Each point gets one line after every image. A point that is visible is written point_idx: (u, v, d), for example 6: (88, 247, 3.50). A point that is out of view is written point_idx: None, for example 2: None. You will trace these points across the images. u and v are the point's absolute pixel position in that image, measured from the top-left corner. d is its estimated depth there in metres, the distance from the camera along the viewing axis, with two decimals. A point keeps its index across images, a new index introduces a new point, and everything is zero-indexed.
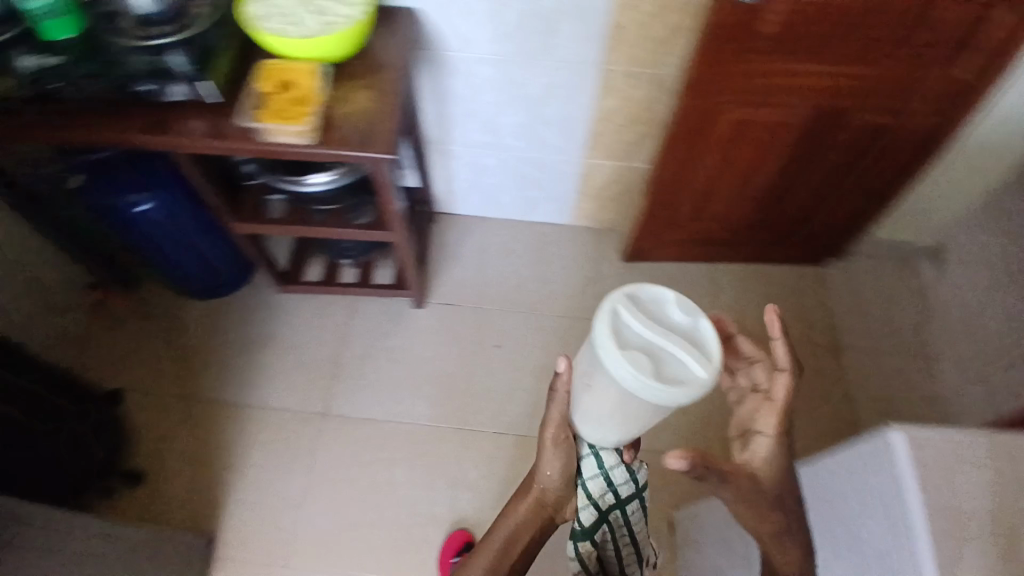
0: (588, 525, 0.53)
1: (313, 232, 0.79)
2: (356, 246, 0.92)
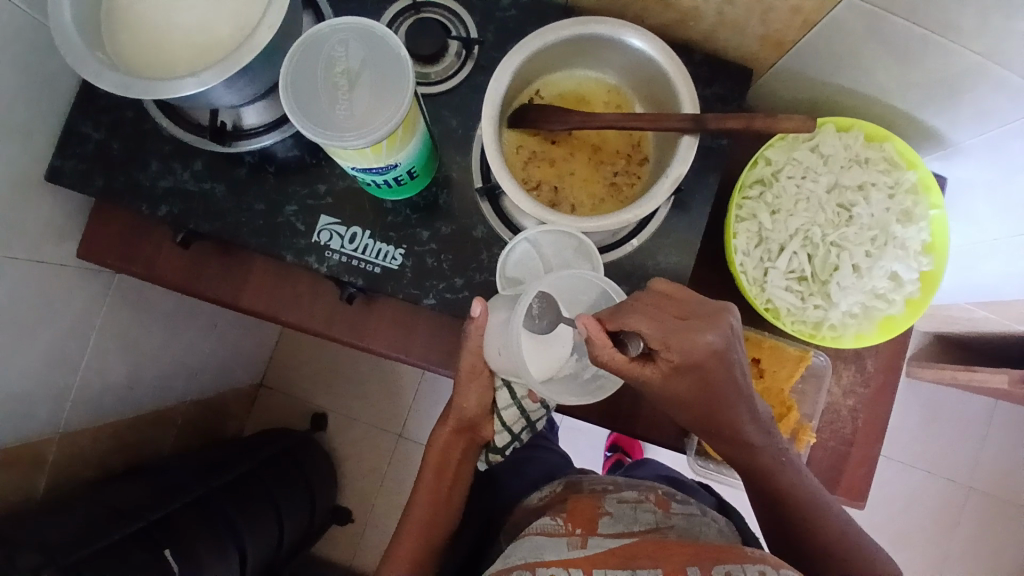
0: (502, 444, 0.77)
1: (707, 546, 0.62)
2: (702, 508, 0.76)
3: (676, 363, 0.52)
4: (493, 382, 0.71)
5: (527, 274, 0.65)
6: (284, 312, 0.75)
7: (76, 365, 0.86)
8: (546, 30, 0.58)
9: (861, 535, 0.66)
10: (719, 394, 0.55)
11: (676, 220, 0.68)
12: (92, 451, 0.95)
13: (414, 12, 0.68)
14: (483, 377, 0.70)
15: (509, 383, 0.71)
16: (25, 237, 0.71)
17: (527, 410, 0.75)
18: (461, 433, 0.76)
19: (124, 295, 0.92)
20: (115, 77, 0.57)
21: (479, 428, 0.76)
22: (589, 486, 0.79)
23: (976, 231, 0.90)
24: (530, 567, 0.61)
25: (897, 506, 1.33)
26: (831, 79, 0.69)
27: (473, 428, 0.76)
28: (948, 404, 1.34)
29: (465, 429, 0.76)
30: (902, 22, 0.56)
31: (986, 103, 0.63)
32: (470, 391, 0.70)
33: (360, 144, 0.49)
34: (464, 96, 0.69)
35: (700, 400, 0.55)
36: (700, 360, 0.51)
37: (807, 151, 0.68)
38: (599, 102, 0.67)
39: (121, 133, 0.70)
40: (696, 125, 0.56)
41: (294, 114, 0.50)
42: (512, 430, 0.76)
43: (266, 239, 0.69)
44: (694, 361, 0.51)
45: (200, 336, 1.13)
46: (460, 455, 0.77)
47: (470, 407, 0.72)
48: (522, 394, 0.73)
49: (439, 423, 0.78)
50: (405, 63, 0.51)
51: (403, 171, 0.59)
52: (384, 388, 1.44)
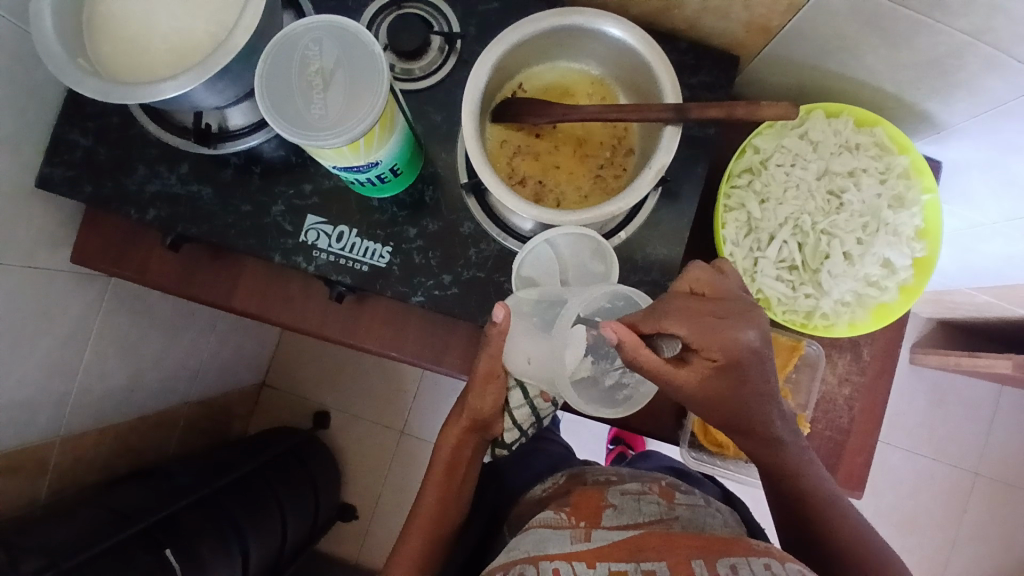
0: (509, 441, 0.78)
1: (715, 538, 0.62)
2: (707, 498, 0.76)
3: (715, 361, 0.52)
4: (506, 383, 0.70)
5: (543, 274, 0.64)
6: (279, 312, 0.75)
7: (77, 370, 0.87)
8: (524, 23, 0.58)
9: (879, 543, 0.64)
10: (752, 389, 0.55)
11: (666, 211, 0.68)
12: (96, 454, 0.97)
13: (395, 8, 0.68)
14: (498, 380, 0.69)
15: (522, 383, 0.71)
16: (17, 247, 0.71)
17: (539, 409, 0.74)
18: (473, 432, 0.76)
19: (122, 300, 0.92)
20: (95, 84, 0.57)
21: (491, 427, 0.75)
22: (604, 474, 0.79)
23: (975, 214, 0.88)
24: (533, 561, 0.61)
25: (904, 493, 1.32)
26: (819, 63, 0.67)
27: (485, 427, 0.75)
28: (951, 389, 1.32)
29: (477, 428, 0.75)
30: (886, 3, 0.55)
31: (978, 82, 0.62)
32: (484, 395, 0.70)
33: (337, 142, 0.49)
34: (448, 92, 0.69)
35: (733, 396, 0.56)
36: (742, 359, 0.52)
37: (796, 139, 0.68)
38: (583, 93, 0.66)
39: (108, 140, 0.70)
40: (678, 115, 0.56)
41: (269, 114, 0.50)
42: (522, 427, 0.76)
43: (255, 241, 0.69)
44: (733, 358, 0.51)
45: (199, 338, 1.14)
46: (470, 453, 0.77)
47: (483, 409, 0.71)
48: (534, 394, 0.72)
49: (450, 421, 0.77)
50: (379, 59, 0.51)
51: (385, 169, 0.59)
52: (385, 385, 1.44)
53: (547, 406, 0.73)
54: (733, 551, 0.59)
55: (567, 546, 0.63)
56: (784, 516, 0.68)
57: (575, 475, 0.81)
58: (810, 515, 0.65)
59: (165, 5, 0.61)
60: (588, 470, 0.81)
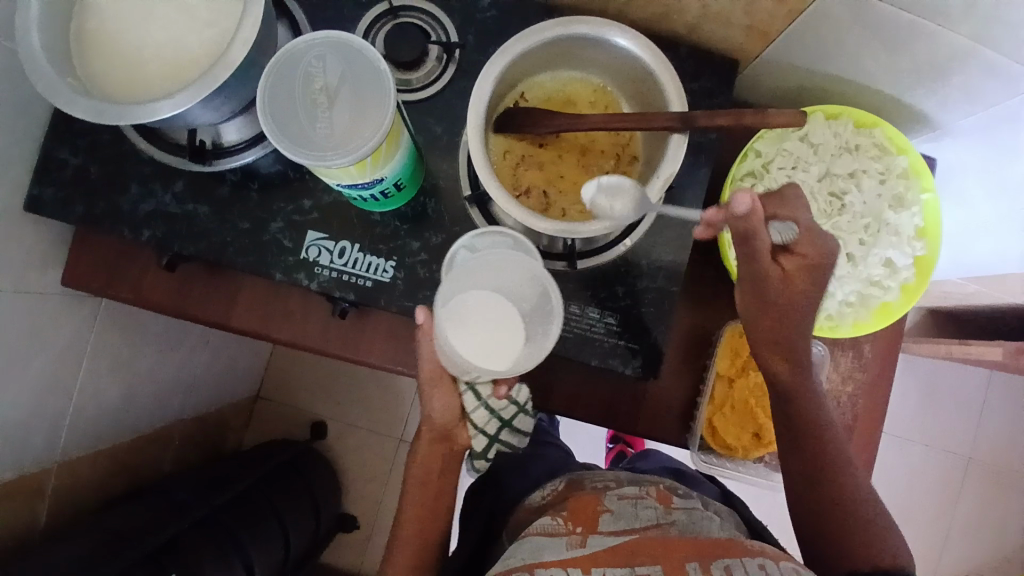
0: (480, 448, 0.74)
1: (707, 540, 0.62)
2: (705, 500, 0.76)
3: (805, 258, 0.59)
4: (456, 388, 0.69)
5: None
6: (276, 328, 0.74)
7: (71, 392, 0.84)
8: (528, 34, 0.57)
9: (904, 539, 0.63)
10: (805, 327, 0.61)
11: (668, 217, 0.68)
12: (93, 475, 0.94)
13: (392, 17, 0.67)
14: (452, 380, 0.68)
15: (474, 385, 0.69)
16: (6, 269, 0.69)
17: (498, 409, 0.71)
18: (439, 443, 0.73)
19: (113, 319, 0.90)
20: (86, 104, 0.55)
21: (455, 436, 0.73)
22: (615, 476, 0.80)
23: (967, 209, 0.89)
24: (530, 568, 0.60)
25: (896, 482, 1.35)
26: (818, 66, 0.67)
27: (449, 436, 0.72)
28: (941, 377, 1.35)
29: (441, 438, 0.73)
30: (888, 8, 0.54)
31: (974, 84, 0.62)
32: (434, 398, 0.69)
33: (343, 162, 0.48)
34: (448, 102, 0.68)
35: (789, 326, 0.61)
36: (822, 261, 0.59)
37: (797, 142, 0.68)
38: (585, 102, 0.66)
39: (99, 157, 0.68)
40: (685, 124, 0.55)
41: (273, 134, 0.49)
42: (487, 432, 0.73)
43: (254, 257, 0.68)
44: (825, 258, 0.59)
45: (192, 353, 1.12)
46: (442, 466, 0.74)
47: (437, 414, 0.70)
48: (488, 393, 0.70)
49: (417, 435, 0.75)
50: (385, 77, 0.50)
51: (389, 185, 0.58)
52: (381, 392, 1.43)
53: (503, 404, 0.70)
54: (729, 552, 0.60)
55: (564, 552, 0.63)
56: (808, 517, 0.66)
57: (576, 482, 0.81)
58: (835, 509, 0.64)
59: (156, 20, 0.59)
60: (588, 475, 0.81)
